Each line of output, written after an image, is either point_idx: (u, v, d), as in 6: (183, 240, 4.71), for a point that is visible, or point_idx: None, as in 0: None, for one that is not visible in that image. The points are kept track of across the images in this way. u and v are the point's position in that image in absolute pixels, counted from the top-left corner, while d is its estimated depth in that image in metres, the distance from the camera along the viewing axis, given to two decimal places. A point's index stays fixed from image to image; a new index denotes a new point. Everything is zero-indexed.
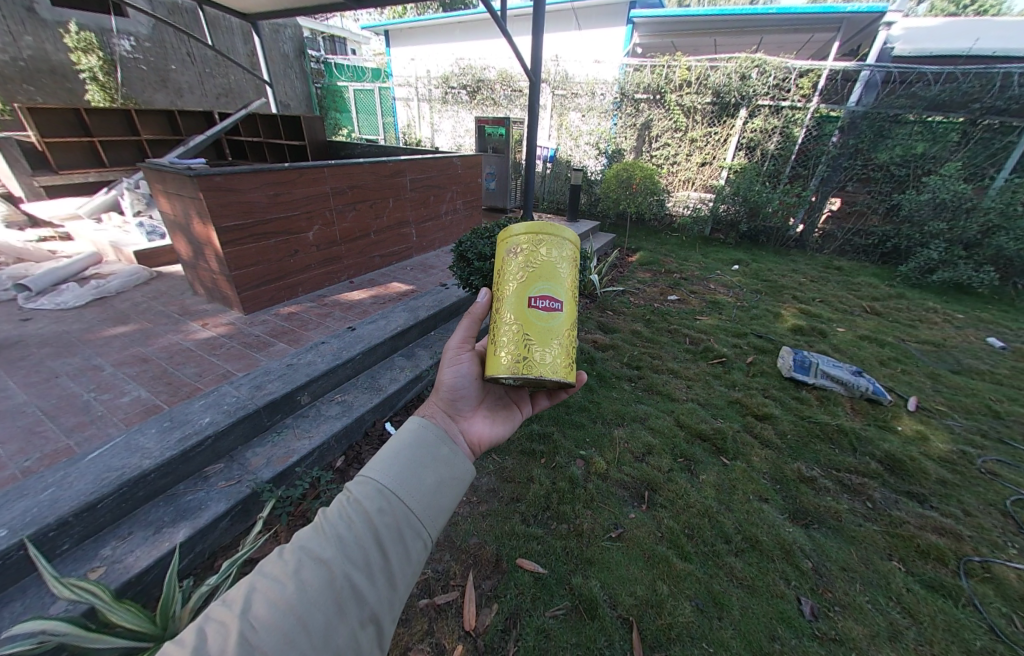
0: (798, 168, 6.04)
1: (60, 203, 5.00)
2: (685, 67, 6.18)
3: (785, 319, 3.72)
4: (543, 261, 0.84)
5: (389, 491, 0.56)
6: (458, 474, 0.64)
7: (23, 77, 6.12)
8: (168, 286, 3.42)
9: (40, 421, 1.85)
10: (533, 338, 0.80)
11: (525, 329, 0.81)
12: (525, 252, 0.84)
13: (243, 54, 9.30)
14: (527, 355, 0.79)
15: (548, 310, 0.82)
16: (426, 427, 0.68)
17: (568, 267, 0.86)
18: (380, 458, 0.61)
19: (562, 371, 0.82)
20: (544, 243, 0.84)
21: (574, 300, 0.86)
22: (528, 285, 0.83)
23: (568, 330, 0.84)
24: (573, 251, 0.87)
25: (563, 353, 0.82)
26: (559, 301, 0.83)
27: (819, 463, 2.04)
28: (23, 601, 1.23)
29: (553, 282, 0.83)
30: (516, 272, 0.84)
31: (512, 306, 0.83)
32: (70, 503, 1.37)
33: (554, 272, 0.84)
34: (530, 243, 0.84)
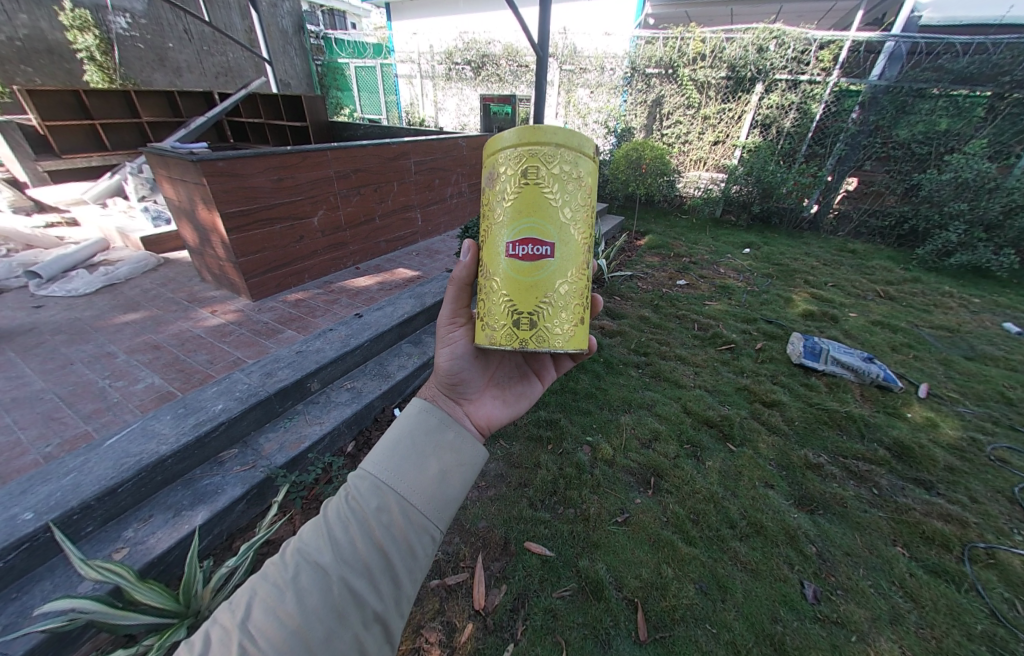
0: (815, 147, 5.83)
1: (65, 189, 4.99)
2: (700, 40, 5.90)
3: (796, 304, 3.67)
4: (530, 190, 0.71)
5: (388, 487, 0.57)
6: (464, 460, 0.66)
7: (21, 58, 6.05)
8: (176, 273, 3.45)
9: (59, 407, 1.91)
10: (517, 297, 0.75)
11: (505, 284, 0.76)
12: (505, 177, 0.73)
13: (241, 30, 9.06)
14: (507, 319, 0.76)
15: (534, 258, 0.74)
16: (427, 416, 0.68)
17: (561, 193, 0.72)
18: (379, 451, 0.61)
19: (551, 339, 0.77)
20: (525, 163, 0.71)
21: (569, 240, 0.74)
22: (510, 227, 0.74)
23: (560, 279, 0.76)
24: (566, 170, 0.72)
25: (552, 313, 0.76)
26: (548, 244, 0.73)
27: (826, 450, 2.04)
28: (52, 580, 1.30)
29: (539, 221, 0.72)
30: (497, 208, 0.75)
31: (495, 255, 0.77)
32: (92, 487, 1.42)
33: (541, 205, 0.72)
34: (510, 167, 0.72)
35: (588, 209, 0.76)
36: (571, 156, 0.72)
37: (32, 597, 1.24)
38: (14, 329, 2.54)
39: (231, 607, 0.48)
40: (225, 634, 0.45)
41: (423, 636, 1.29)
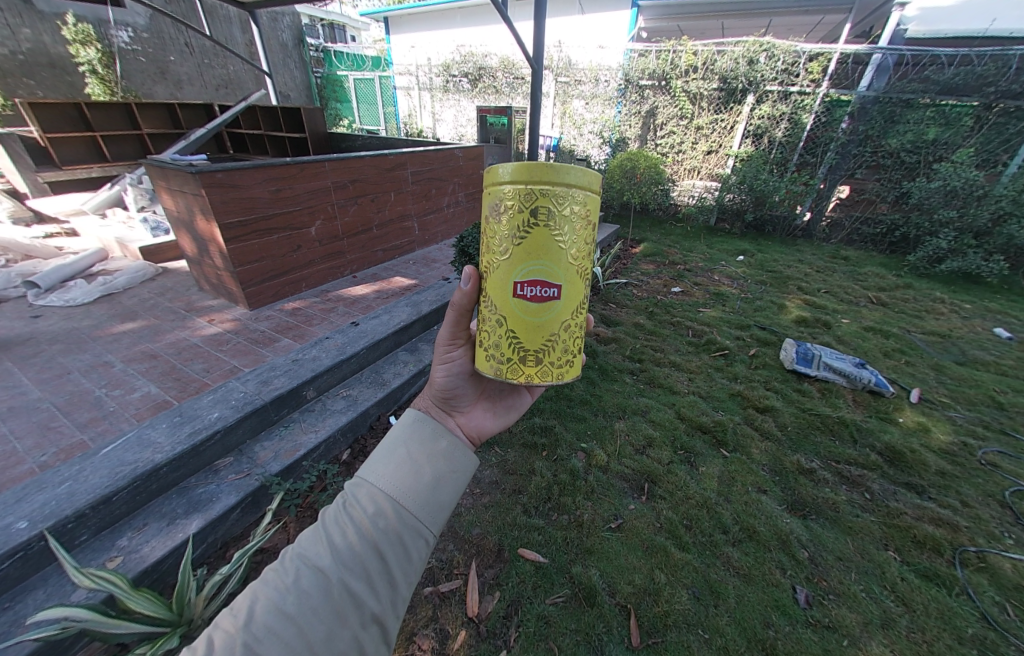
0: (806, 156, 5.93)
1: (65, 199, 5.03)
2: (692, 52, 6.03)
3: (789, 310, 3.71)
4: (539, 232, 0.69)
5: (385, 493, 0.59)
6: (459, 466, 0.69)
7: (22, 72, 6.13)
8: (174, 282, 3.47)
9: (55, 416, 1.91)
10: (524, 336, 0.75)
11: (511, 322, 0.75)
12: (512, 213, 0.70)
13: (242, 44, 9.22)
14: (514, 356, 0.77)
15: (541, 299, 0.74)
16: (423, 423, 0.70)
17: (570, 234, 0.71)
18: (376, 458, 0.63)
19: (555, 375, 0.79)
20: (537, 203, 0.68)
21: (575, 281, 0.75)
22: (517, 266, 0.72)
23: (564, 318, 0.77)
24: (575, 211, 0.70)
25: (556, 351, 0.78)
26: (555, 286, 0.73)
27: (818, 455, 2.06)
28: (45, 589, 1.30)
29: (548, 263, 0.71)
30: (503, 244, 0.72)
31: (499, 290, 0.76)
32: (87, 495, 1.42)
33: (550, 246, 0.70)
34: (519, 203, 0.69)
35: (592, 246, 0.76)
36: (581, 195, 0.70)
37: (24, 607, 1.24)
38: (11, 339, 2.55)
39: (230, 614, 0.49)
40: (226, 636, 0.46)
41: (416, 643, 1.29)
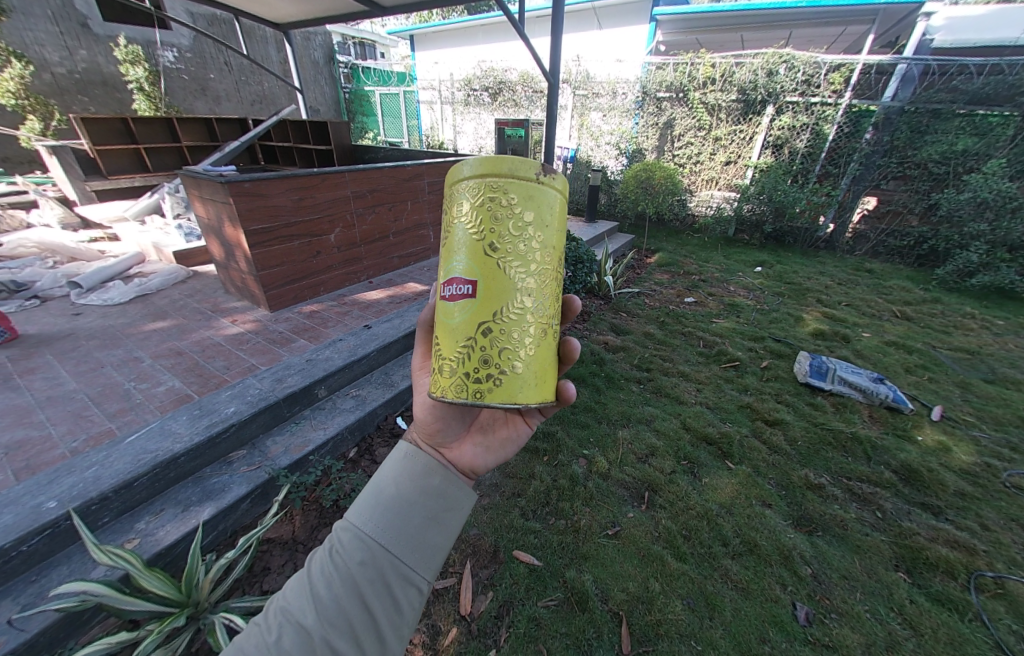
0: (828, 166, 5.81)
1: (110, 207, 5.41)
2: (710, 64, 6.04)
3: (806, 322, 3.62)
4: (457, 225, 0.65)
5: (371, 539, 0.56)
6: (451, 506, 0.66)
7: (77, 89, 6.90)
8: (203, 285, 3.67)
9: (88, 406, 2.05)
10: (442, 339, 0.68)
11: (436, 325, 0.70)
12: (445, 210, 0.69)
13: (277, 62, 9.77)
14: (434, 362, 0.70)
15: (456, 298, 0.66)
16: (413, 459, 0.67)
17: (486, 226, 0.63)
18: (362, 500, 0.60)
19: (471, 392, 0.66)
20: (456, 197, 0.66)
21: (491, 275, 0.63)
22: (442, 264, 0.69)
23: (484, 327, 0.65)
24: (492, 198, 0.63)
25: (470, 361, 0.65)
26: (470, 284, 0.64)
27: (828, 471, 2.00)
28: (68, 565, 1.39)
29: (461, 259, 0.65)
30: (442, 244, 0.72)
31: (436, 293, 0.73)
32: (111, 480, 1.53)
33: (465, 237, 0.65)
34: (448, 200, 0.68)
35: (521, 237, 0.64)
36: (501, 180, 0.63)
37: (49, 581, 1.34)
38: (54, 334, 2.75)
39: None
40: None
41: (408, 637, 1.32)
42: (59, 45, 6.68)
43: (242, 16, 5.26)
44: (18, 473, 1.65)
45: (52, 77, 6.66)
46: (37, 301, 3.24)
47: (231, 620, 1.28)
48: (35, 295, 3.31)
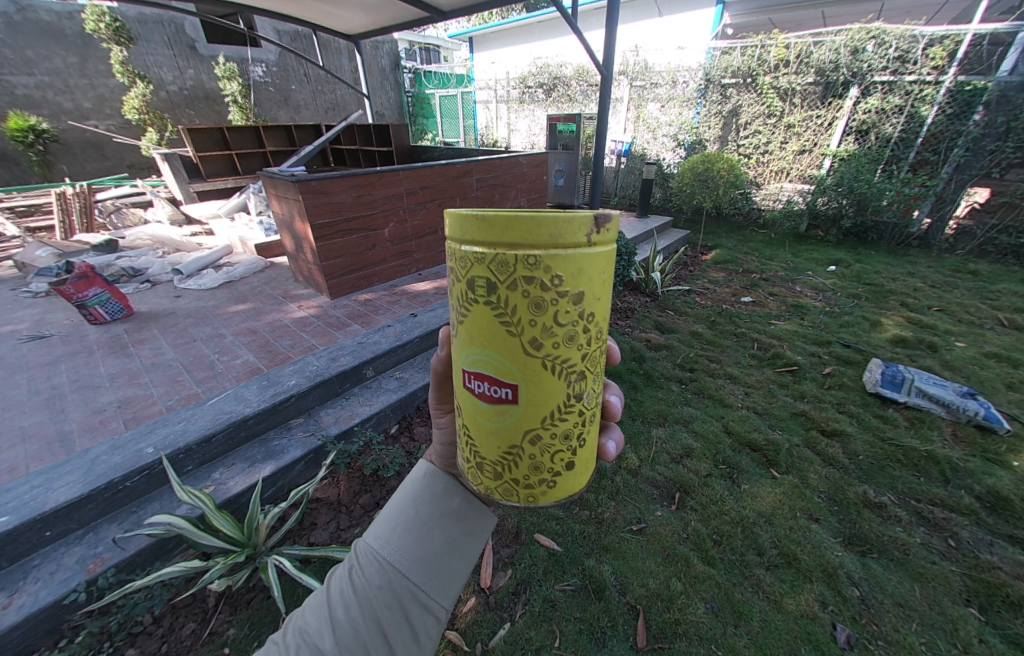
0: (926, 153, 5.07)
1: (207, 205, 6.22)
2: (783, 45, 5.55)
3: (885, 328, 3.22)
4: (470, 313, 0.39)
5: (389, 563, 0.56)
6: (471, 530, 0.62)
7: (186, 103, 8.04)
8: (277, 274, 4.11)
9: (182, 372, 2.42)
10: (478, 437, 0.48)
11: (467, 415, 0.50)
12: (452, 280, 0.42)
13: (348, 71, 10.55)
14: (471, 458, 0.51)
15: (487, 399, 0.43)
16: (434, 477, 0.65)
17: (511, 318, 0.37)
18: (385, 521, 0.60)
19: (520, 496, 0.49)
20: (469, 273, 0.37)
21: (531, 382, 0.40)
22: (459, 351, 0.45)
23: (526, 437, 0.44)
24: (523, 282, 0.33)
25: (519, 469, 0.47)
26: (504, 388, 0.41)
27: (893, 490, 1.80)
28: (159, 501, 1.67)
29: (485, 354, 0.40)
30: (452, 319, 0.46)
31: (455, 377, 0.50)
32: (196, 434, 1.80)
33: (493, 332, 0.38)
34: (457, 263, 0.39)
35: (575, 328, 0.37)
36: (531, 256, 0.33)
37: (146, 512, 1.62)
38: (160, 312, 3.25)
39: None
40: None
41: None
42: (174, 67, 7.81)
43: (319, 31, 5.77)
44: (128, 422, 2.00)
45: (167, 95, 7.83)
46: (149, 284, 3.85)
47: (281, 562, 1.45)
48: (148, 279, 3.92)
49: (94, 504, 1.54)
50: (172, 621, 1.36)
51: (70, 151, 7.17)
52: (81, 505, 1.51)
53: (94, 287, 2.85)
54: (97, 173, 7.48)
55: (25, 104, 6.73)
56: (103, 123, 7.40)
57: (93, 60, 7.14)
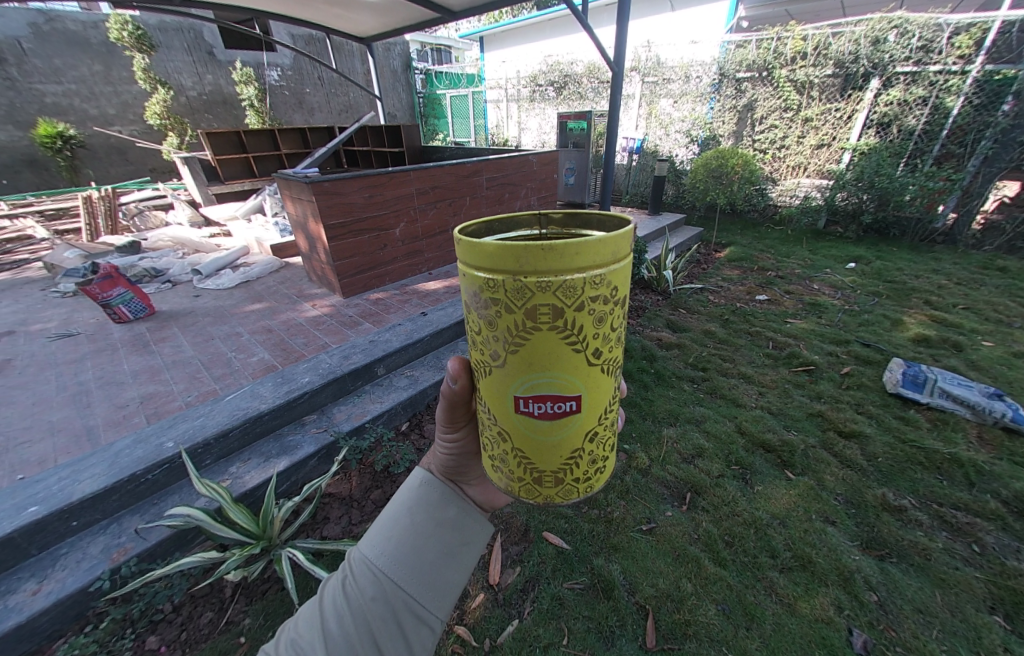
0: (952, 146, 4.89)
1: (225, 207, 6.37)
2: (801, 37, 5.41)
3: (907, 327, 3.12)
4: (534, 338, 0.36)
5: (383, 574, 0.54)
6: (468, 540, 0.60)
7: (204, 108, 8.25)
8: (291, 273, 4.20)
9: (201, 369, 2.49)
10: (535, 459, 0.45)
11: (512, 440, 0.46)
12: (492, 310, 0.37)
13: (361, 73, 10.68)
14: (521, 479, 0.48)
15: (551, 419, 0.42)
16: (430, 486, 0.62)
17: (586, 333, 0.37)
18: (378, 530, 0.58)
19: (583, 487, 0.51)
20: (538, 301, 0.33)
21: (597, 385, 0.42)
22: (509, 381, 0.40)
23: (587, 434, 0.46)
24: (593, 298, 0.35)
25: (581, 469, 0.48)
26: (572, 400, 0.41)
27: (914, 493, 1.74)
28: (179, 494, 1.73)
29: (553, 376, 0.38)
30: (487, 347, 0.41)
31: (490, 405, 0.45)
32: (214, 429, 1.85)
33: (559, 354, 0.37)
34: (501, 291, 0.35)
35: (622, 329, 0.42)
36: (609, 271, 0.35)
37: (166, 504, 1.68)
38: (180, 311, 3.35)
39: None
40: None
41: None
42: (193, 73, 8.03)
43: (332, 34, 5.85)
44: (150, 417, 2.07)
45: (187, 100, 8.05)
46: (170, 284, 3.97)
47: (294, 554, 1.49)
48: (169, 279, 4.04)
49: (117, 496, 1.60)
50: (191, 610, 1.41)
51: (95, 156, 7.43)
52: (106, 496, 1.57)
53: (119, 288, 2.96)
54: (121, 177, 7.74)
55: (53, 111, 7.00)
56: (126, 129, 7.65)
57: (116, 68, 7.39)
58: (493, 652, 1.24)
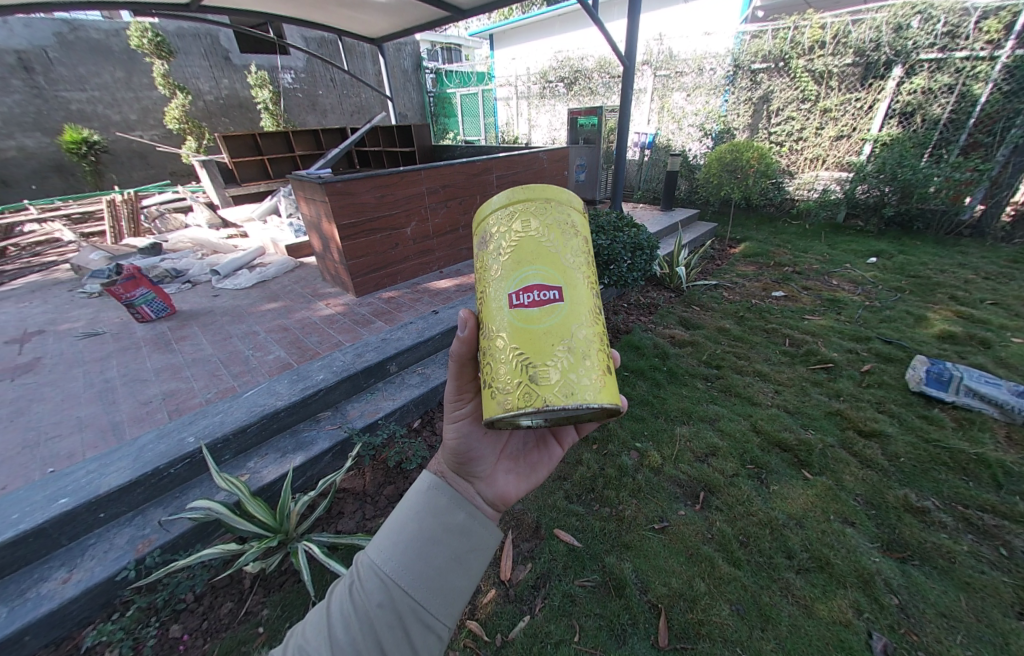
0: (980, 135, 4.69)
1: (241, 209, 6.51)
2: (819, 26, 5.25)
3: (932, 323, 3.01)
4: (522, 237, 0.61)
5: (391, 580, 0.51)
6: (475, 546, 0.58)
7: (221, 112, 8.44)
8: (306, 273, 4.27)
9: (220, 367, 2.56)
10: (530, 345, 0.55)
11: (511, 336, 0.57)
12: (496, 234, 0.63)
13: (372, 74, 10.77)
14: (521, 373, 0.54)
15: (541, 303, 0.57)
16: (439, 489, 0.60)
17: (559, 242, 0.62)
18: (385, 533, 0.55)
19: (582, 387, 0.55)
20: (523, 219, 0.62)
21: (575, 281, 0.60)
22: (508, 278, 0.60)
23: (576, 332, 0.58)
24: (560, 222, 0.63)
25: (575, 363, 0.56)
26: (555, 288, 0.59)
27: (938, 494, 1.69)
28: (200, 488, 1.78)
29: (541, 264, 0.59)
30: (492, 262, 0.62)
31: (492, 313, 0.60)
32: (233, 425, 1.91)
33: (541, 249, 0.60)
34: (501, 225, 0.63)
35: (586, 252, 0.63)
36: (566, 209, 0.64)
37: (188, 497, 1.73)
38: (199, 311, 3.44)
39: None
40: None
41: None
42: (210, 78, 8.22)
43: (344, 36, 5.91)
44: (172, 413, 2.14)
45: (204, 104, 8.25)
46: (190, 284, 4.08)
47: (310, 547, 1.52)
48: (189, 280, 4.16)
49: (141, 489, 1.66)
50: (212, 600, 1.46)
51: (118, 161, 7.68)
52: (130, 489, 1.63)
53: (141, 288, 3.05)
54: (143, 181, 7.99)
55: (78, 118, 7.25)
56: (147, 134, 7.89)
57: (137, 74, 7.61)
58: (505, 647, 1.25)
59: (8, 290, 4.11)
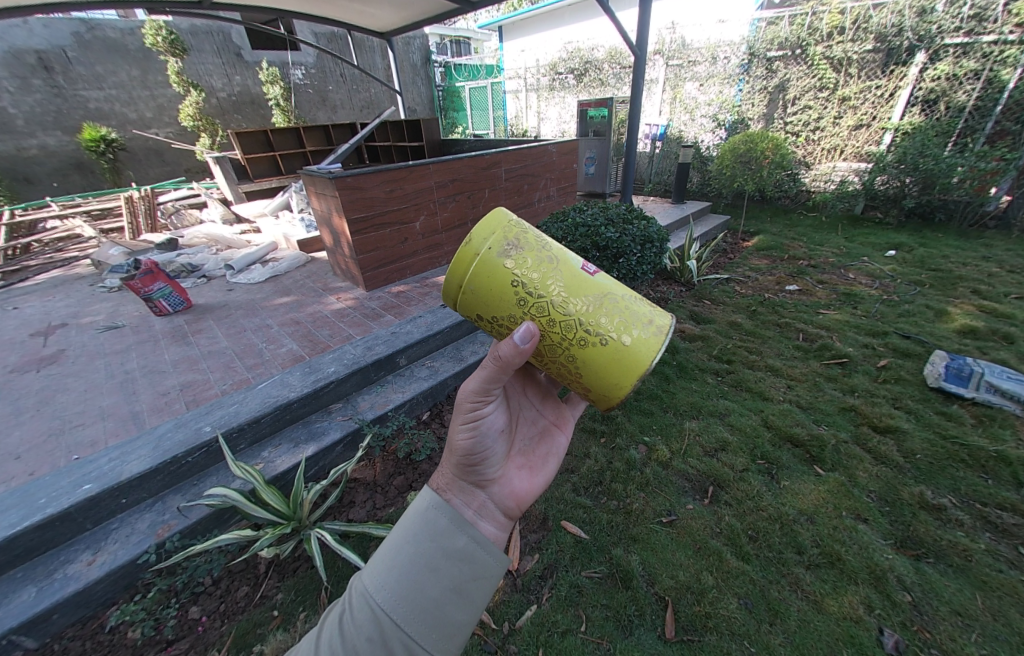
0: (1007, 122, 4.50)
1: (253, 205, 6.59)
2: (838, 11, 5.10)
3: (952, 317, 2.93)
4: (536, 236, 0.75)
5: (383, 612, 0.48)
6: (477, 574, 0.55)
7: (234, 109, 8.55)
8: (318, 268, 4.32)
9: (234, 359, 2.61)
10: (623, 290, 0.77)
11: (610, 292, 0.74)
12: (519, 240, 0.72)
13: (381, 69, 10.78)
14: (646, 310, 0.75)
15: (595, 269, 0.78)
16: (440, 510, 0.57)
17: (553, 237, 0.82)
18: (380, 559, 0.52)
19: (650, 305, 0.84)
20: (521, 225, 0.75)
21: None
22: (566, 261, 0.74)
23: None
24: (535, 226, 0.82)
25: None
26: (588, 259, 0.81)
27: (956, 492, 1.65)
28: (216, 476, 1.84)
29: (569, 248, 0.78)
30: (540, 259, 0.72)
31: (578, 289, 0.71)
32: (247, 415, 1.95)
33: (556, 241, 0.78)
34: (512, 232, 0.73)
35: None
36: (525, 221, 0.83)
37: (205, 484, 1.79)
38: (214, 305, 3.51)
39: None
40: None
41: None
42: (223, 74, 8.33)
43: (353, 30, 5.89)
44: (189, 403, 2.20)
45: (218, 101, 8.37)
46: (205, 279, 4.17)
47: (322, 534, 1.55)
48: (204, 274, 4.25)
49: (161, 476, 1.72)
50: (229, 584, 1.51)
51: (135, 158, 7.85)
52: (151, 476, 1.69)
53: (159, 282, 3.12)
54: (159, 177, 8.14)
55: (97, 116, 7.41)
56: (163, 131, 8.05)
57: (152, 72, 7.75)
58: (513, 635, 1.27)
59: (32, 284, 4.25)
